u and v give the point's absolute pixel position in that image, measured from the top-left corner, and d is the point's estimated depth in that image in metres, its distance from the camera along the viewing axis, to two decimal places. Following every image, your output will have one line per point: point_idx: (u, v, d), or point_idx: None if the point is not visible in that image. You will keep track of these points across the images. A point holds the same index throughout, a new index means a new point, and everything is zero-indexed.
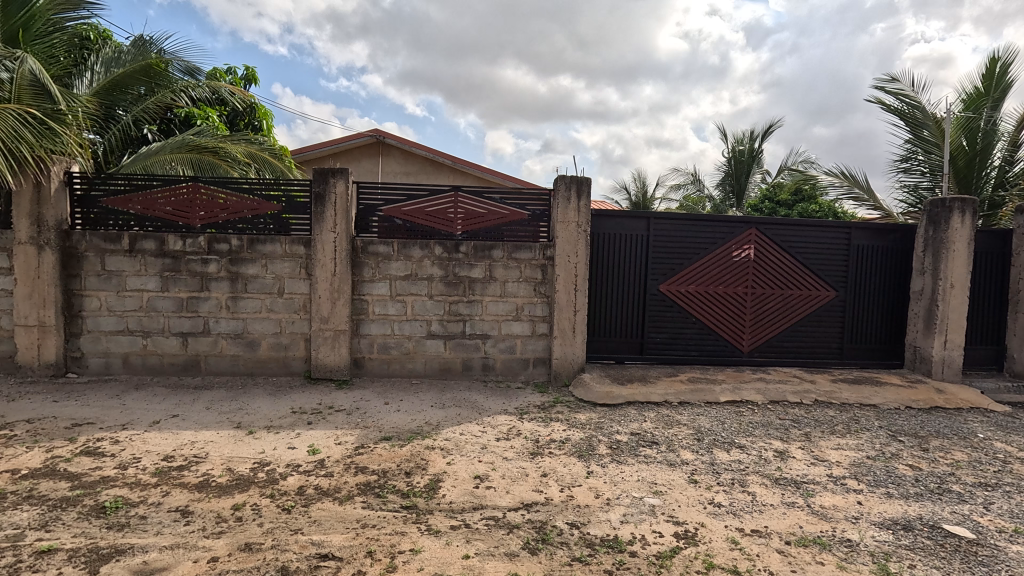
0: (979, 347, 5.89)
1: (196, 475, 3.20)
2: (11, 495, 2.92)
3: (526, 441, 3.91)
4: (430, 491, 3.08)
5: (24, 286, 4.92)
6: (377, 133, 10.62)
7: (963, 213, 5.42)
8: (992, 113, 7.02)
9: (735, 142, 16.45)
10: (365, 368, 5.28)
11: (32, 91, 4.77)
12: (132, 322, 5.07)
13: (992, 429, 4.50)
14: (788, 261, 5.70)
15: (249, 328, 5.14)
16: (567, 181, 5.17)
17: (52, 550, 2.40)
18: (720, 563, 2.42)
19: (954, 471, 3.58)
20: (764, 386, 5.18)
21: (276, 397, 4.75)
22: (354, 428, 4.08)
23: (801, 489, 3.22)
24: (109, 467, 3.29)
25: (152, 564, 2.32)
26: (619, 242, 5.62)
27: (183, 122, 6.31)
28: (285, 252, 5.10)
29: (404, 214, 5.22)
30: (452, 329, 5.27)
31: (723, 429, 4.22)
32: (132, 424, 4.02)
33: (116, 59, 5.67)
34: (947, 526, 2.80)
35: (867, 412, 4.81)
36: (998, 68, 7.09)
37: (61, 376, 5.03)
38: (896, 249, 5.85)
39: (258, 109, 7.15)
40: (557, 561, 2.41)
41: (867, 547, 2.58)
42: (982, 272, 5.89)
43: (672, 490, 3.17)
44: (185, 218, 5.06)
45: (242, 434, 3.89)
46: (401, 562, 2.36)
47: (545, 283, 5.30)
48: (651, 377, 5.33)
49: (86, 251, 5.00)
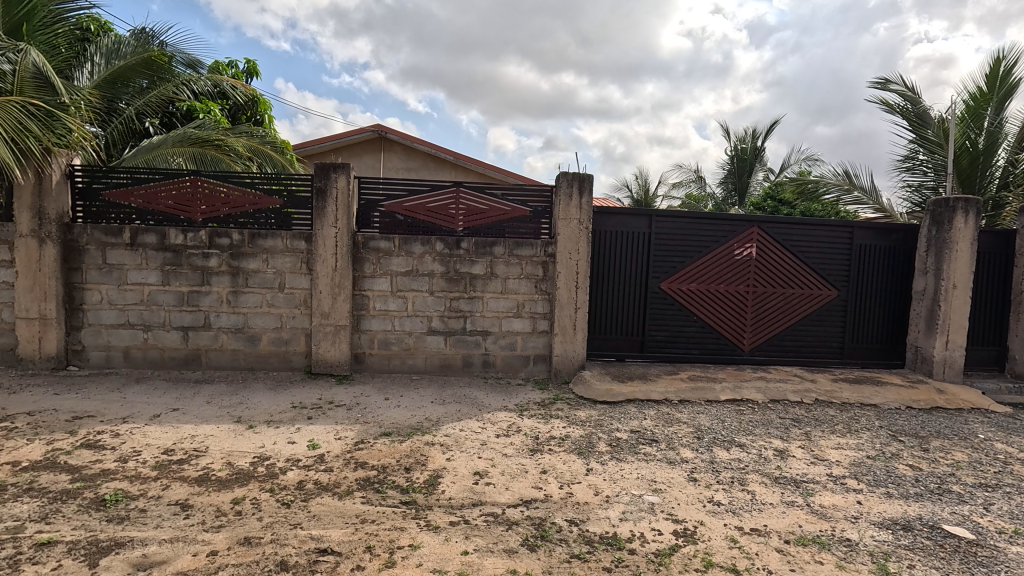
0: (981, 347, 5.87)
1: (196, 469, 3.20)
2: (11, 487, 2.92)
3: (527, 437, 3.91)
4: (430, 487, 3.08)
5: (26, 279, 4.92)
6: (378, 128, 10.64)
7: (967, 213, 5.39)
8: (996, 113, 6.97)
9: (738, 140, 16.41)
10: (365, 364, 5.28)
11: (35, 83, 4.75)
12: (132, 316, 5.07)
13: (993, 429, 4.49)
14: (791, 261, 5.68)
15: (250, 323, 5.14)
16: (568, 179, 5.16)
17: (52, 542, 2.41)
18: (719, 562, 2.42)
19: (955, 472, 3.57)
20: (764, 385, 5.17)
21: (276, 392, 4.75)
22: (354, 423, 4.09)
23: (800, 488, 3.21)
24: (109, 460, 3.30)
25: (151, 558, 2.31)
26: (621, 241, 5.60)
27: (184, 115, 6.29)
28: (285, 247, 5.09)
29: (405, 210, 5.20)
30: (453, 325, 5.27)
31: (723, 428, 4.22)
32: (132, 418, 4.02)
33: (116, 51, 5.71)
34: (948, 526, 2.80)
35: (867, 412, 4.80)
36: (1002, 68, 7.03)
37: (62, 369, 5.04)
38: (899, 248, 5.82)
39: (260, 103, 7.14)
40: (556, 558, 2.41)
41: (867, 546, 2.57)
42: (985, 272, 5.86)
43: (671, 488, 3.16)
44: (187, 211, 5.06)
45: (241, 429, 3.89)
46: (400, 558, 2.36)
47: (546, 280, 5.29)
48: (651, 375, 5.32)
49: (87, 244, 5.00)
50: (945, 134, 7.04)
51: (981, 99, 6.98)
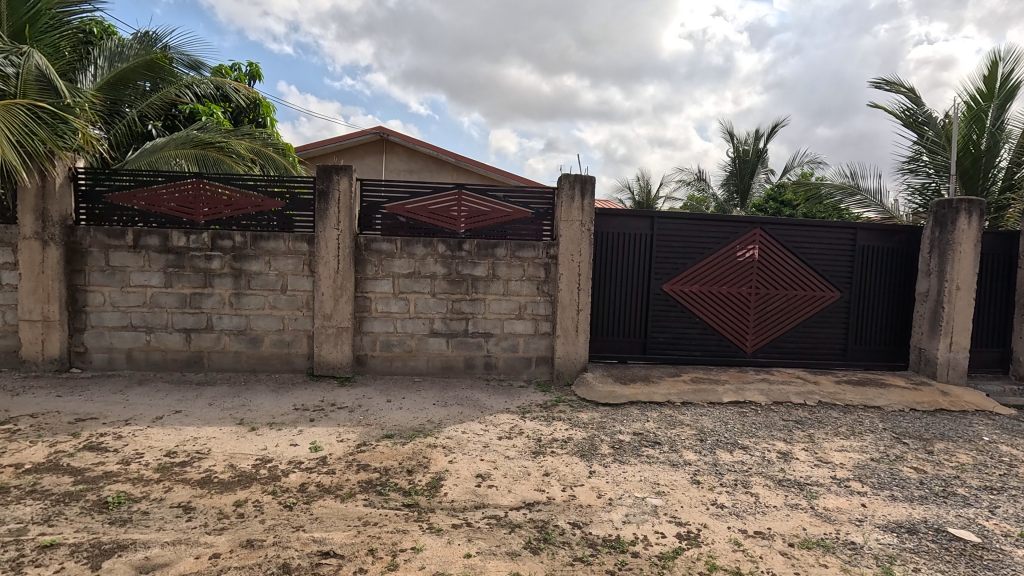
0: (985, 349, 5.85)
1: (199, 471, 3.20)
2: (14, 489, 2.92)
3: (529, 440, 3.90)
4: (432, 489, 3.07)
5: (29, 281, 4.93)
6: (380, 130, 10.65)
7: (970, 214, 5.36)
8: (998, 114, 6.93)
9: (739, 141, 16.39)
10: (367, 366, 5.27)
11: (38, 86, 4.77)
12: (135, 318, 5.08)
13: (998, 431, 4.47)
14: (793, 262, 5.67)
15: (252, 325, 5.15)
16: (570, 180, 5.15)
17: (54, 545, 2.40)
18: (722, 565, 2.40)
19: (959, 474, 3.55)
20: (767, 387, 5.16)
21: (278, 394, 4.74)
22: (356, 425, 4.08)
23: (804, 491, 3.20)
24: (111, 462, 3.30)
25: (154, 560, 2.31)
26: (623, 242, 5.59)
27: (187, 118, 6.33)
28: (288, 249, 5.10)
29: (407, 212, 5.20)
30: (454, 327, 5.27)
31: (726, 430, 4.21)
32: (134, 420, 4.03)
33: (118, 54, 5.69)
34: (953, 530, 2.78)
35: (871, 414, 4.77)
36: (1002, 69, 7.01)
37: (65, 371, 5.05)
38: (902, 250, 5.81)
39: (262, 106, 7.18)
40: (558, 561, 2.40)
41: (871, 550, 2.56)
42: (990, 273, 5.83)
43: (674, 490, 3.15)
44: (190, 214, 5.06)
45: (244, 431, 3.89)
46: (402, 561, 2.35)
47: (548, 281, 5.28)
48: (654, 377, 5.31)
49: (90, 246, 5.01)
50: (946, 135, 7.02)
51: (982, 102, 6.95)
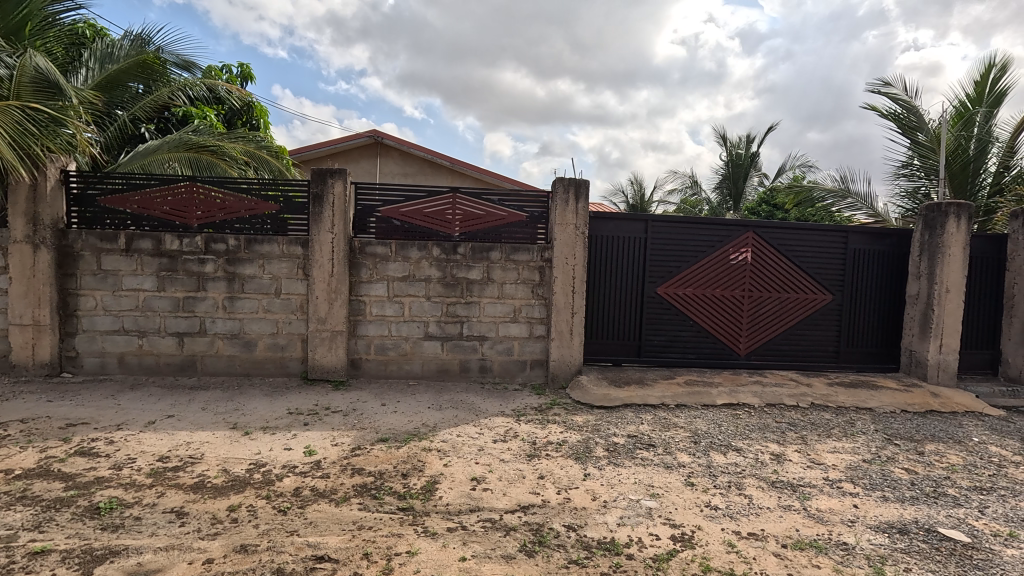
0: (975, 351, 5.92)
1: (192, 476, 3.18)
2: (4, 495, 2.89)
3: (523, 442, 3.91)
4: (427, 492, 3.07)
5: (19, 285, 4.89)
6: (374, 133, 10.67)
7: (959, 217, 5.44)
8: (986, 120, 7.05)
9: (732, 145, 16.47)
10: (362, 369, 5.26)
11: (33, 87, 4.73)
12: (128, 322, 5.04)
13: (987, 433, 4.52)
14: (785, 264, 5.72)
15: (246, 328, 5.13)
16: (565, 183, 5.18)
17: (46, 551, 2.38)
18: (717, 566, 2.42)
19: (950, 475, 3.58)
20: (760, 390, 5.19)
21: (271, 398, 4.72)
22: (351, 429, 4.07)
23: (797, 492, 3.23)
24: (103, 467, 3.27)
25: (146, 566, 2.30)
26: (617, 246, 5.62)
27: (179, 121, 6.38)
28: (282, 252, 5.08)
29: (402, 215, 5.21)
30: (449, 330, 5.27)
31: (720, 432, 4.24)
32: (126, 425, 4.00)
33: (109, 55, 5.64)
34: (943, 530, 2.81)
35: (863, 416, 4.82)
36: (992, 75, 7.13)
37: (56, 376, 5.00)
38: (892, 253, 5.87)
39: (255, 109, 7.20)
40: (554, 563, 2.41)
41: (864, 550, 2.58)
42: (979, 276, 5.90)
43: (669, 492, 3.17)
44: (183, 217, 5.05)
45: (237, 435, 3.88)
46: (397, 564, 2.35)
47: (543, 284, 5.30)
48: (648, 379, 5.33)
49: (82, 250, 4.99)
50: (938, 139, 7.07)
51: (971, 107, 7.13)
